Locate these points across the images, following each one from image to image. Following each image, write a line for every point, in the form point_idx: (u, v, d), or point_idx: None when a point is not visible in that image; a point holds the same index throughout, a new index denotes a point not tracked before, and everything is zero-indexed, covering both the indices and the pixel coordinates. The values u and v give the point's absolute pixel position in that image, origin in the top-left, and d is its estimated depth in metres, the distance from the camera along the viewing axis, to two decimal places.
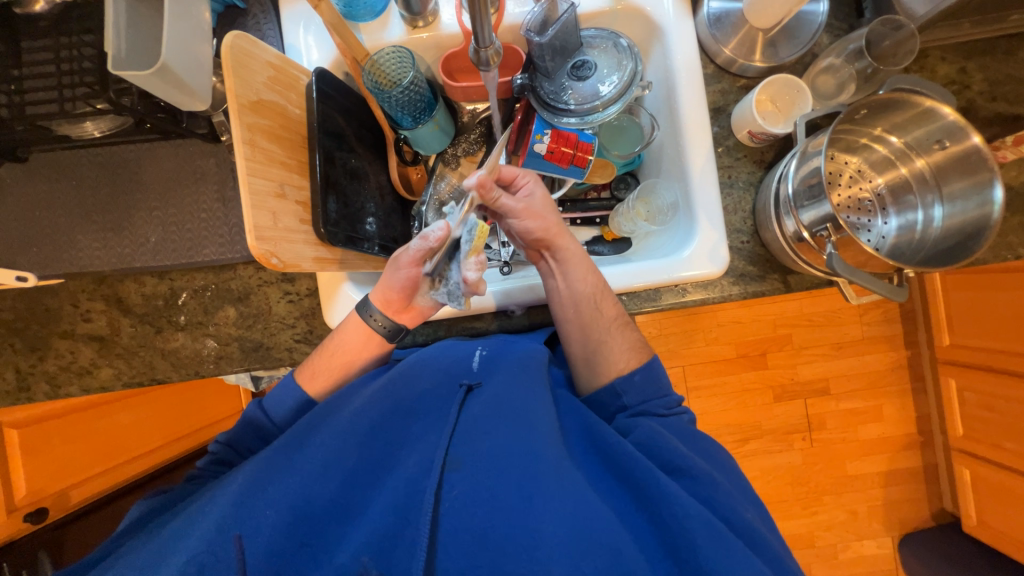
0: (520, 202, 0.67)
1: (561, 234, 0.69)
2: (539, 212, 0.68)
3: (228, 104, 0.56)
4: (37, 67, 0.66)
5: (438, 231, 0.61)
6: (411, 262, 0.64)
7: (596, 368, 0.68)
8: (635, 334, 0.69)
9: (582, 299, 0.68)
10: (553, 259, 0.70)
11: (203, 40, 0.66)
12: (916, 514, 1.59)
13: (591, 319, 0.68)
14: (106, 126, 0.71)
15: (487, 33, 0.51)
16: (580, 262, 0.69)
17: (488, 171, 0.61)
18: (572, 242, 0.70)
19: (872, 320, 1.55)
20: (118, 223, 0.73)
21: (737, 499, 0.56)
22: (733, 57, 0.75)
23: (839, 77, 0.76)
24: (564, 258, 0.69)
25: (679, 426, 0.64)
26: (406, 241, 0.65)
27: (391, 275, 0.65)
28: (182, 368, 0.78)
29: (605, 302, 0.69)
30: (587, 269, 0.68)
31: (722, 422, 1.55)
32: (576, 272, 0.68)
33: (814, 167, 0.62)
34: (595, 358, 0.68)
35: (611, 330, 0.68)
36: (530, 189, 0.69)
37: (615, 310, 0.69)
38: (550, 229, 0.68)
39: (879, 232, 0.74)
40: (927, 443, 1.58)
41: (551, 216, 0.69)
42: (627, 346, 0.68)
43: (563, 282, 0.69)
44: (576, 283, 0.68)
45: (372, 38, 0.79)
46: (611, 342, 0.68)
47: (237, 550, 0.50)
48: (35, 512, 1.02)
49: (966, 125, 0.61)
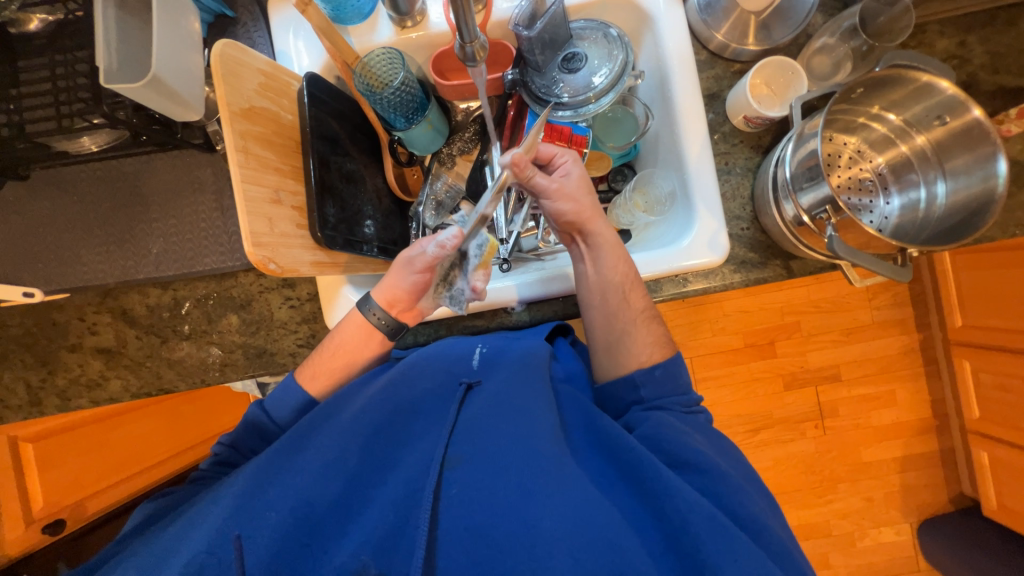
0: (553, 182, 0.67)
1: (594, 218, 0.69)
2: (575, 194, 0.68)
3: (220, 113, 0.56)
4: (34, 85, 0.67)
5: (451, 238, 0.60)
6: (426, 267, 0.64)
7: (617, 356, 0.68)
8: (660, 329, 0.69)
9: (610, 286, 0.68)
10: (585, 243, 0.70)
11: (194, 50, 0.67)
12: (935, 500, 1.56)
13: (616, 308, 0.68)
14: (103, 140, 0.72)
15: (472, 28, 0.51)
16: (612, 249, 0.68)
17: (523, 151, 0.61)
18: (606, 227, 0.69)
19: (881, 303, 1.53)
20: (120, 236, 0.74)
21: (746, 492, 0.55)
22: (725, 41, 0.74)
23: (835, 56, 0.75)
24: (597, 243, 0.69)
25: (694, 422, 0.63)
26: (415, 247, 0.65)
27: (402, 278, 0.65)
28: (188, 377, 0.79)
29: (633, 293, 0.68)
30: (618, 257, 0.68)
31: (732, 413, 1.53)
32: (607, 259, 0.68)
33: (811, 149, 0.60)
34: (617, 347, 0.68)
35: (637, 321, 0.68)
36: (567, 168, 0.69)
37: (643, 301, 0.69)
38: (583, 212, 0.68)
39: (882, 212, 0.73)
40: (943, 427, 1.56)
41: (586, 199, 0.68)
42: (650, 339, 0.67)
43: (592, 267, 0.69)
44: (606, 271, 0.68)
45: (362, 41, 0.79)
46: (635, 333, 0.67)
47: (237, 550, 0.50)
48: (52, 524, 1.04)
49: (966, 98, 0.60)
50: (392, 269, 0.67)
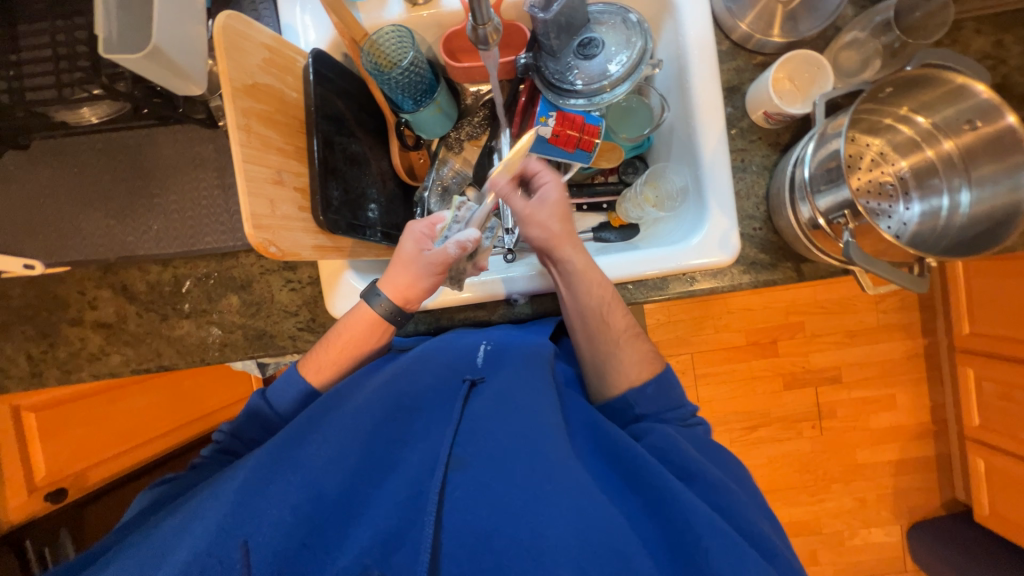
0: (527, 207, 0.69)
1: (564, 244, 0.67)
2: (545, 220, 0.68)
3: (222, 89, 0.55)
4: (34, 51, 0.65)
5: (471, 240, 0.65)
6: (442, 269, 0.66)
7: (606, 377, 0.67)
8: (646, 346, 0.68)
9: (588, 311, 0.67)
10: (556, 268, 0.69)
11: (197, 21, 0.65)
12: (927, 504, 1.57)
13: (597, 331, 0.67)
14: (104, 112, 0.69)
15: (486, 10, 0.49)
16: (585, 273, 0.66)
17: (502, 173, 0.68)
18: (577, 253, 0.67)
19: (888, 307, 1.51)
20: (121, 212, 0.73)
21: (754, 512, 0.55)
22: (749, 32, 0.71)
23: (864, 52, 0.71)
24: (567, 270, 0.67)
25: (690, 436, 0.63)
26: (428, 248, 0.67)
27: (421, 276, 0.67)
28: (187, 355, 0.79)
29: (615, 313, 0.67)
30: (593, 281, 0.66)
31: (730, 410, 1.53)
32: (581, 285, 0.66)
33: (833, 150, 0.58)
34: (606, 369, 0.67)
35: (621, 343, 0.67)
36: (546, 190, 0.70)
37: (626, 322, 0.68)
38: (551, 239, 0.67)
39: (900, 218, 0.71)
40: (941, 432, 1.56)
41: (556, 225, 0.68)
42: (638, 358, 0.66)
43: (568, 293, 0.68)
44: (582, 295, 0.66)
45: (371, 17, 0.76)
46: (621, 353, 0.66)
47: (242, 555, 0.49)
48: (55, 493, 1.06)
49: (1001, 104, 0.57)
50: (406, 266, 0.67)
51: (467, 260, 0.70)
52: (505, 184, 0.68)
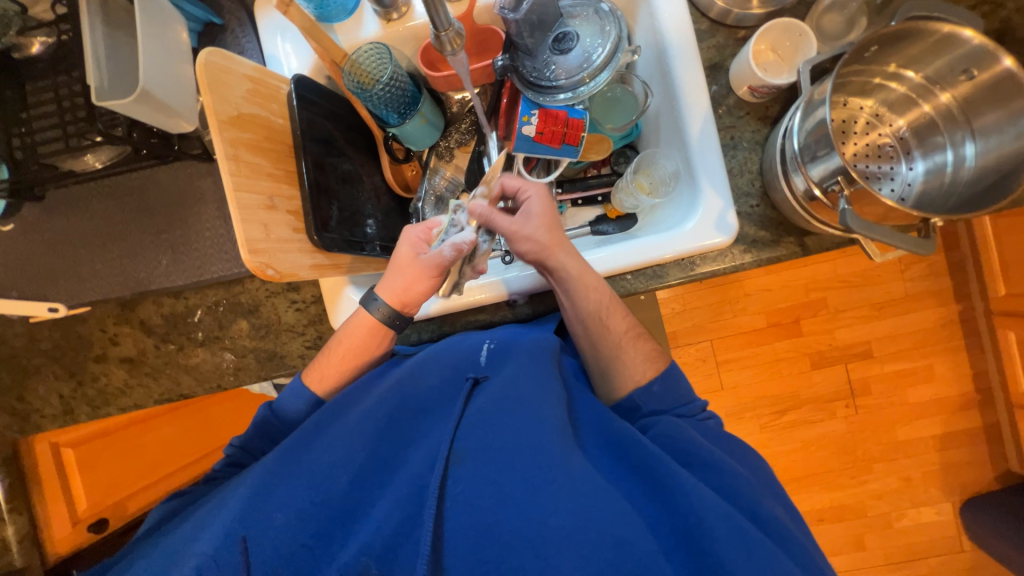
0: (512, 223, 0.68)
1: (556, 250, 0.66)
2: (533, 232, 0.68)
3: (209, 122, 0.57)
4: (41, 107, 0.69)
5: (467, 241, 0.68)
6: (437, 272, 0.68)
7: (612, 368, 0.66)
8: (649, 345, 0.67)
9: (587, 316, 0.66)
10: (551, 276, 0.67)
11: (182, 61, 0.68)
12: (980, 478, 1.48)
13: (598, 334, 0.66)
14: (105, 156, 0.73)
15: (445, 16, 0.50)
16: (580, 278, 0.65)
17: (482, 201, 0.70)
18: (570, 259, 0.65)
19: (915, 275, 1.44)
20: (131, 250, 0.76)
21: (762, 493, 0.54)
22: (726, 7, 0.70)
23: (847, 13, 0.70)
24: (562, 275, 0.66)
25: (704, 430, 0.62)
26: (424, 252, 0.69)
27: (416, 280, 0.68)
28: (205, 382, 0.82)
29: (613, 316, 0.66)
30: (589, 285, 0.65)
31: (756, 394, 1.49)
32: (578, 290, 0.65)
33: (819, 118, 0.56)
34: (611, 362, 0.66)
35: (623, 344, 0.66)
36: (529, 204, 0.71)
37: (626, 324, 0.67)
38: (543, 249, 0.66)
39: (904, 179, 0.68)
40: (987, 402, 1.47)
41: (546, 234, 0.67)
42: (641, 357, 0.65)
43: (566, 298, 0.67)
44: (579, 300, 0.65)
45: (349, 37, 0.78)
46: (624, 354, 0.66)
47: (242, 551, 0.51)
48: (97, 523, 1.11)
49: (995, 48, 0.54)
50: (401, 270, 0.68)
51: (466, 262, 0.71)
52: (486, 208, 0.69)
